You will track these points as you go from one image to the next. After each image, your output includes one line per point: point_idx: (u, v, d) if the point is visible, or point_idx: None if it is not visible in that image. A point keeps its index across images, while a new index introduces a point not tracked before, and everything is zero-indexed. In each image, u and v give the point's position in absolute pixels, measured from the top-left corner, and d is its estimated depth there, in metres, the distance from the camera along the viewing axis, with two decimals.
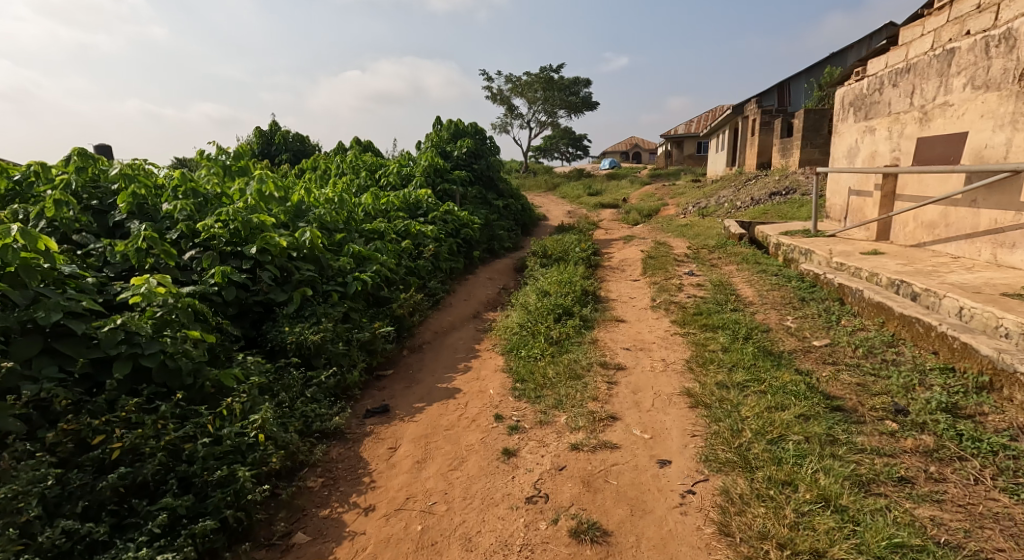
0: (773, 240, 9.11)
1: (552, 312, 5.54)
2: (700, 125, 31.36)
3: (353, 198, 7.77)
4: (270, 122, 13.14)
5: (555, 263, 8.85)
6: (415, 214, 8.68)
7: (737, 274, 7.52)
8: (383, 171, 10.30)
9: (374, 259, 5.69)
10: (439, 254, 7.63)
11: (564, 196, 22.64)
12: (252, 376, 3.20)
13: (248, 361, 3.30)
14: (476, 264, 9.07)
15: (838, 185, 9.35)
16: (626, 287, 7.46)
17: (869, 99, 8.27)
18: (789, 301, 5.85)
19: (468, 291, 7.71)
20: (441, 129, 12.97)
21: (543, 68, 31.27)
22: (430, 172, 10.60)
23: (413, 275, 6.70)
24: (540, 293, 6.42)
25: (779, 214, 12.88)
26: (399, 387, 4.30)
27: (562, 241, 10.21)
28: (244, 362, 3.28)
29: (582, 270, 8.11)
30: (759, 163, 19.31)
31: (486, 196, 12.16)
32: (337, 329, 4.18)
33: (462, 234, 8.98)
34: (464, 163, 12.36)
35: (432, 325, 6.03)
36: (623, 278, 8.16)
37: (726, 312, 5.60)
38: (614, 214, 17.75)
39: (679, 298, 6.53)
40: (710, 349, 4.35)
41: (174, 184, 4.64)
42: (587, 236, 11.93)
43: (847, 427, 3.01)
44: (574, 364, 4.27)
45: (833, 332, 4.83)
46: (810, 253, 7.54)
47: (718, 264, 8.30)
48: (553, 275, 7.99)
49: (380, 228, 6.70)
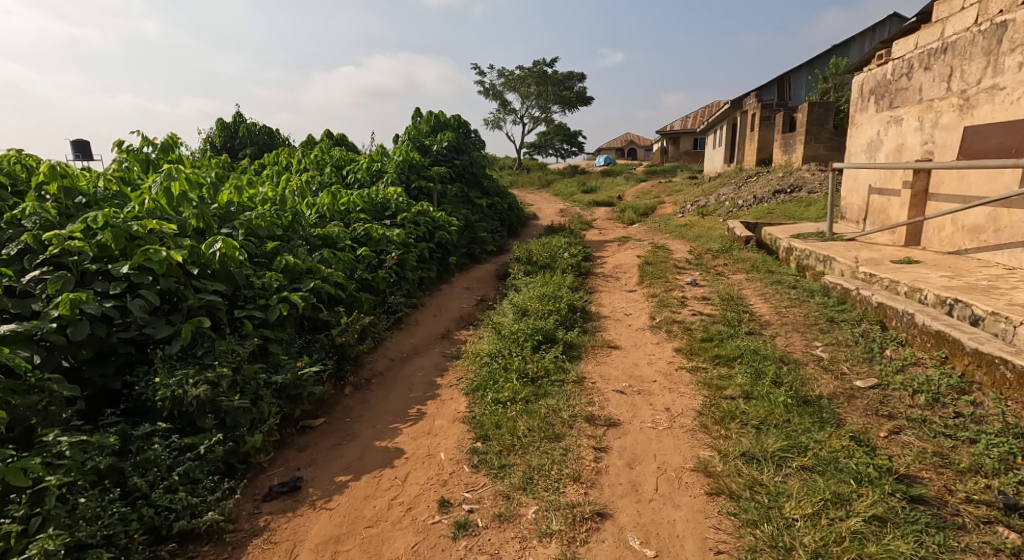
0: (784, 243, 8.17)
1: (529, 337, 4.57)
2: (697, 120, 30.38)
3: (307, 198, 6.78)
4: (235, 113, 12.14)
5: (541, 270, 7.88)
6: (382, 215, 7.69)
7: (749, 284, 6.58)
8: (352, 166, 9.33)
9: (315, 272, 4.70)
10: (406, 263, 6.66)
11: (557, 193, 21.69)
12: (61, 472, 2.25)
13: (65, 445, 2.32)
14: (452, 272, 8.09)
15: (856, 183, 8.41)
16: (620, 300, 6.51)
17: (896, 85, 7.33)
18: (813, 321, 4.92)
19: (440, 305, 6.73)
20: (420, 122, 11.98)
21: (536, 62, 30.24)
22: (403, 169, 9.63)
23: (370, 288, 5.72)
24: (518, 311, 5.45)
25: (786, 213, 11.94)
26: (327, 446, 3.34)
27: (549, 244, 9.25)
28: (57, 446, 2.30)
29: (570, 280, 7.14)
30: (760, 159, 18.36)
31: (468, 195, 11.17)
32: (244, 370, 3.21)
33: (436, 238, 8.00)
34: (444, 158, 11.37)
35: (388, 350, 5.06)
36: (618, 288, 7.21)
37: (740, 336, 4.64)
38: (608, 213, 16.81)
39: (682, 315, 5.59)
40: (726, 396, 3.39)
41: (41, 180, 3.67)
42: (577, 239, 10.97)
43: (945, 546, 2.11)
44: (552, 415, 3.32)
45: (875, 366, 3.89)
46: (831, 260, 6.60)
47: (725, 273, 7.37)
48: (537, 287, 7.02)
49: (331, 234, 5.72)
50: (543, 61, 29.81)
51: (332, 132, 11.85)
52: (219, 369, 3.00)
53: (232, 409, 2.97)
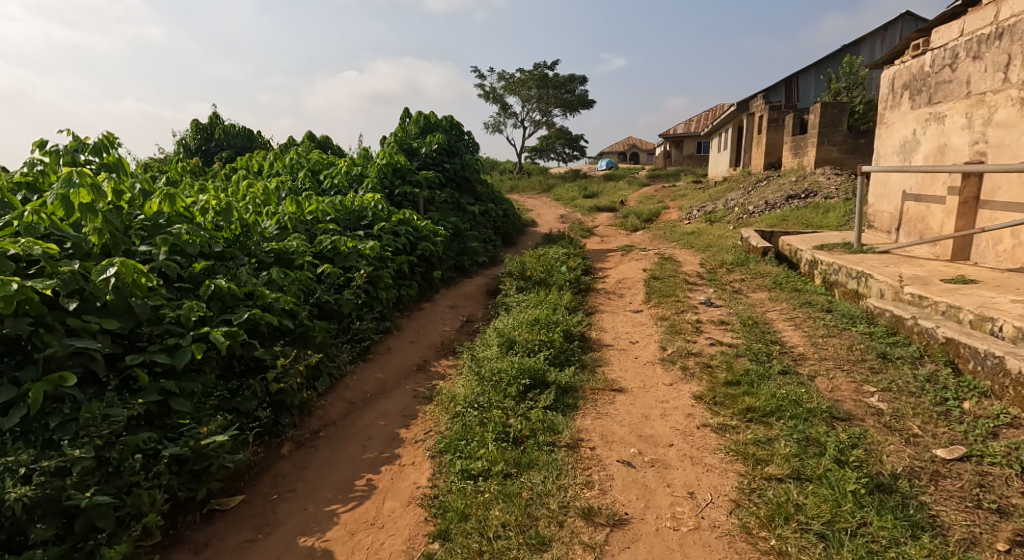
0: (807, 255, 7.32)
1: (514, 379, 3.74)
2: (701, 124, 29.57)
3: (269, 207, 5.98)
4: (211, 114, 11.38)
5: (536, 286, 7.07)
6: (359, 225, 6.87)
7: (773, 304, 5.74)
8: (330, 170, 8.55)
9: (259, 296, 3.90)
10: (379, 281, 5.84)
11: (557, 198, 20.89)
12: None
13: None
14: (436, 288, 7.27)
15: (886, 188, 7.56)
16: (623, 324, 5.70)
17: (937, 77, 6.51)
18: (860, 357, 4.09)
19: (418, 329, 5.90)
20: (409, 124, 11.20)
21: (537, 64, 29.51)
22: (385, 174, 8.85)
23: (333, 313, 4.90)
24: (504, 341, 4.61)
25: (802, 220, 11.12)
26: (237, 544, 2.53)
27: (545, 255, 8.43)
28: None
29: (567, 300, 6.30)
30: (769, 163, 17.52)
31: (458, 201, 10.36)
32: (123, 442, 2.37)
33: (418, 251, 7.19)
34: (433, 162, 10.56)
35: (348, 391, 4.23)
36: (621, 308, 6.40)
37: (773, 378, 3.80)
38: (610, 219, 15.97)
39: (697, 345, 4.77)
40: (768, 476, 2.55)
41: None
42: (577, 248, 10.14)
43: None
44: (535, 504, 2.50)
45: (953, 424, 3.08)
46: (867, 277, 5.76)
47: (743, 290, 6.52)
48: (529, 309, 6.19)
49: (288, 249, 4.90)
50: (543, 64, 29.08)
51: (314, 134, 11.06)
52: (71, 450, 2.20)
53: (87, 507, 2.17)
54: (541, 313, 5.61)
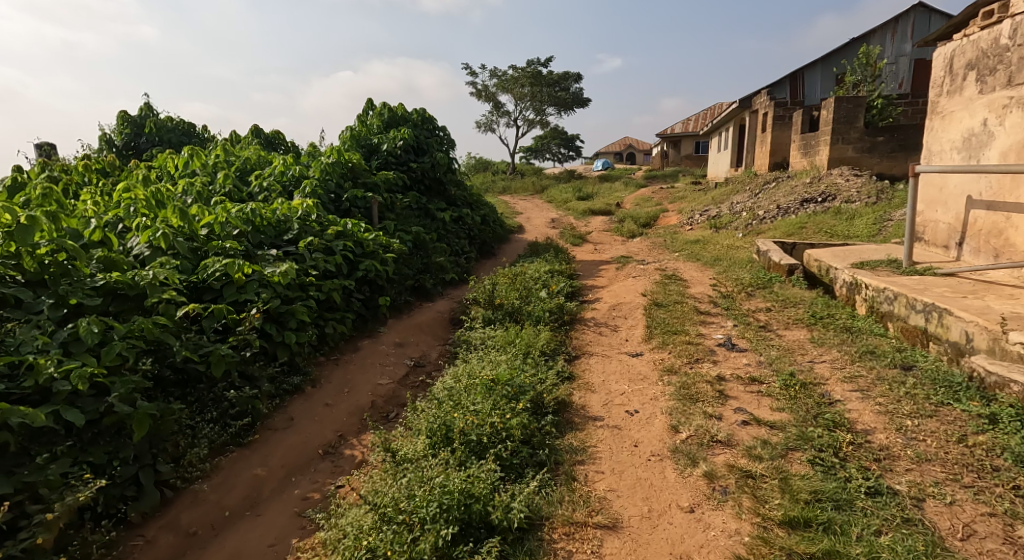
0: (845, 276, 5.86)
1: (430, 525, 2.30)
2: (701, 122, 28.09)
3: (145, 217, 4.56)
4: (144, 105, 10.16)
5: (508, 317, 5.59)
6: (280, 242, 5.38)
7: (815, 350, 4.28)
8: (262, 172, 7.14)
9: (33, 370, 2.55)
10: (288, 320, 4.35)
11: (549, 200, 19.47)
12: None
13: None
14: (383, 319, 5.82)
15: (942, 193, 6.08)
16: (615, 379, 4.25)
17: (1019, 52, 5.06)
18: (987, 463, 2.63)
19: (343, 385, 4.42)
20: (372, 117, 9.75)
21: (530, 61, 28.13)
22: (330, 174, 7.40)
23: (198, 377, 3.38)
24: (437, 423, 3.11)
25: (825, 227, 9.66)
26: None
27: (524, 273, 6.95)
28: None
29: (543, 341, 4.84)
30: (777, 163, 16.09)
31: (427, 206, 8.89)
32: None
33: (359, 272, 5.74)
34: (397, 161, 9.09)
35: (190, 512, 2.81)
36: (615, 350, 4.94)
37: (859, 512, 2.34)
38: (604, 224, 14.56)
39: (721, 423, 3.31)
40: None
41: None
42: (566, 262, 8.65)
43: None
44: None
45: None
46: (942, 314, 4.25)
47: (771, 324, 5.09)
48: (491, 356, 4.70)
49: (135, 282, 3.45)
50: (537, 60, 27.66)
51: (261, 128, 9.60)
52: None
53: None
54: (503, 371, 4.11)
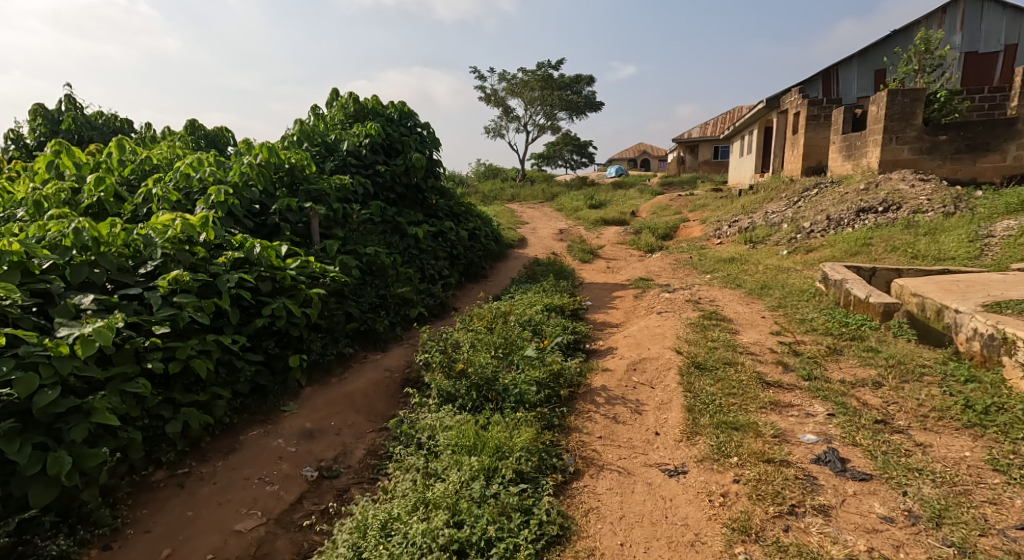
0: (980, 325, 3.85)
1: None
2: (723, 126, 26.21)
3: None
4: (67, 97, 8.50)
5: (476, 392, 3.69)
6: (125, 277, 3.50)
7: (1013, 492, 2.43)
8: (162, 176, 5.35)
9: None
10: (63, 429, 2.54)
11: (558, 209, 17.67)
12: None
13: None
14: (291, 389, 3.96)
15: None
16: (644, 550, 2.37)
17: None
18: None
19: (175, 539, 2.62)
20: (336, 111, 7.95)
21: (541, 64, 26.41)
22: (258, 177, 5.58)
23: None
24: None
25: (899, 243, 7.63)
26: None
27: (509, 312, 5.01)
28: None
29: (522, 449, 2.93)
30: (814, 167, 14.08)
31: (394, 218, 7.00)
32: None
33: (260, 318, 3.88)
34: (360, 162, 7.26)
35: None
36: (638, 460, 3.01)
37: None
38: (619, 235, 12.68)
39: None
40: None
41: None
42: (570, 290, 6.68)
43: None
44: None
45: None
46: None
47: (889, 414, 3.14)
48: (432, 482, 2.83)
49: None
50: (547, 64, 25.94)
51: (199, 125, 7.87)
52: None
53: None
54: None
